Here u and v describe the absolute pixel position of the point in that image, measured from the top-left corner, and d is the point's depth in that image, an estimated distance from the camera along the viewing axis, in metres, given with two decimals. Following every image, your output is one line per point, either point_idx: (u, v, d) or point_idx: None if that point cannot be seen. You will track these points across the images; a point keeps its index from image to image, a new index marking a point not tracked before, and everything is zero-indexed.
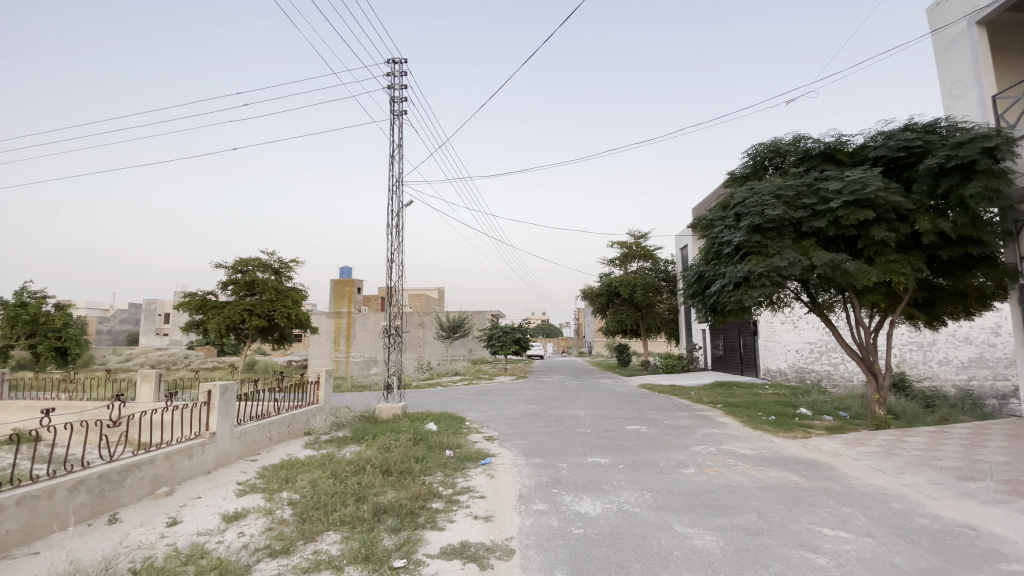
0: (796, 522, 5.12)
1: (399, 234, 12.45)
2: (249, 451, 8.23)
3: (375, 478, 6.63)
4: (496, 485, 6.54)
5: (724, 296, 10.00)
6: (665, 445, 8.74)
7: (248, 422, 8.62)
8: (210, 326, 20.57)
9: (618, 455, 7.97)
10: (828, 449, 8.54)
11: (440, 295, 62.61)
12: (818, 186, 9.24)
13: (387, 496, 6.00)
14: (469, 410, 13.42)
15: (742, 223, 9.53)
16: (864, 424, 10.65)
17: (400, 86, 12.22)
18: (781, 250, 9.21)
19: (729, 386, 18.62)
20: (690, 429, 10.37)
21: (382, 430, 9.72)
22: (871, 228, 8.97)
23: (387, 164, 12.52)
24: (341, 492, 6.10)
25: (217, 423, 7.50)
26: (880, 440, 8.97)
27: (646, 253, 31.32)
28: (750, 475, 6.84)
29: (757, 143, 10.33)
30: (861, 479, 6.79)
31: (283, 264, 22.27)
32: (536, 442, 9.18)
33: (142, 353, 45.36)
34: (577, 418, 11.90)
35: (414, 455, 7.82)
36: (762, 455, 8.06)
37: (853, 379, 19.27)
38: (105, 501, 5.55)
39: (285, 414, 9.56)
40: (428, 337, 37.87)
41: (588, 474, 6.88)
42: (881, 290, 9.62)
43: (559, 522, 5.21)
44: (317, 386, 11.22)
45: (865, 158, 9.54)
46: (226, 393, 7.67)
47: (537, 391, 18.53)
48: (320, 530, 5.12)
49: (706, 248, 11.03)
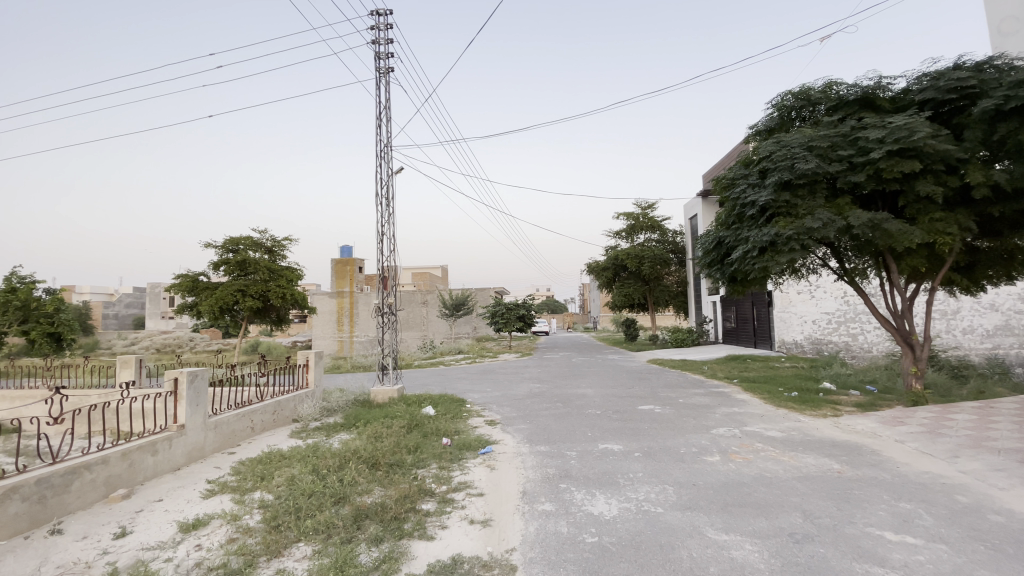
0: (850, 525, 4.35)
1: (389, 205, 11.55)
2: (226, 444, 7.50)
3: (360, 474, 5.87)
4: (496, 479, 5.76)
5: (747, 264, 9.05)
6: (682, 427, 7.94)
7: (226, 411, 7.87)
8: (203, 308, 19.84)
9: (632, 440, 7.17)
10: (864, 430, 7.71)
11: (443, 273, 61.74)
12: (854, 135, 8.19)
13: (372, 495, 5.26)
14: (470, 391, 12.66)
15: (769, 179, 8.53)
16: (899, 400, 9.75)
17: (386, 41, 11.12)
18: (813, 210, 8.22)
19: (744, 360, 17.82)
20: (709, 408, 9.55)
21: (375, 416, 8.97)
22: (914, 182, 7.95)
23: (374, 128, 11.54)
24: (319, 492, 5.33)
25: (185, 415, 6.74)
26: (921, 418, 8.15)
27: (653, 224, 30.24)
28: (784, 463, 6.04)
29: (783, 91, 9.25)
30: (910, 468, 5.99)
31: (276, 242, 21.39)
32: (541, 426, 8.40)
33: (148, 337, 45.06)
34: (585, 398, 11.12)
35: (406, 445, 7.05)
36: (792, 438, 7.25)
37: (872, 350, 18.41)
38: (45, 510, 4.84)
39: (270, 401, 8.79)
40: (432, 316, 37.11)
41: (600, 465, 6.08)
42: (922, 253, 8.65)
43: (568, 528, 4.42)
44: (307, 369, 10.40)
45: (907, 103, 8.44)
46: (195, 381, 6.89)
47: (543, 369, 17.78)
48: (287, 541, 4.35)
49: (726, 211, 10.04)
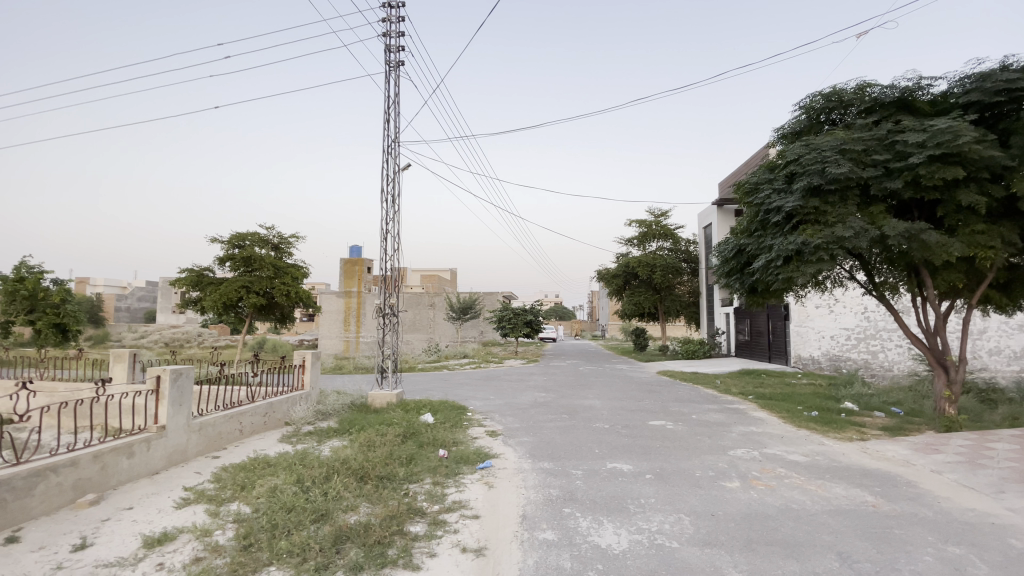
0: (894, 573, 3.81)
1: (395, 203, 11.14)
2: (210, 447, 7.09)
3: (347, 487, 5.41)
4: (494, 500, 5.27)
5: (770, 274, 8.50)
6: (697, 447, 7.38)
7: (213, 412, 7.46)
8: (207, 303, 19.58)
9: (643, 460, 6.64)
10: (895, 457, 7.12)
11: (453, 276, 61.44)
12: (891, 139, 7.64)
13: (358, 513, 4.81)
14: (473, 398, 12.17)
15: (797, 184, 7.99)
16: (931, 425, 9.06)
17: (397, 33, 10.75)
18: (844, 217, 7.66)
19: (759, 374, 17.18)
20: (725, 427, 8.97)
21: (371, 422, 8.53)
22: (955, 191, 7.39)
23: (383, 123, 11.17)
24: (299, 507, 4.85)
25: (167, 415, 6.33)
26: (956, 446, 7.53)
27: (666, 232, 29.67)
28: (811, 493, 5.49)
29: (812, 92, 8.72)
30: (953, 504, 5.40)
31: (283, 239, 21.14)
32: (545, 440, 7.88)
33: (157, 330, 45.10)
34: (592, 410, 10.57)
35: (399, 456, 6.56)
36: (817, 463, 6.68)
37: (893, 368, 17.65)
38: (5, 515, 4.44)
39: (261, 402, 8.38)
40: (439, 318, 36.64)
41: (608, 487, 5.56)
42: (959, 268, 8.07)
43: (572, 563, 3.91)
44: (303, 369, 9.98)
45: (948, 107, 7.86)
46: (180, 379, 6.51)
47: (550, 377, 17.27)
48: (257, 565, 3.88)
49: (748, 217, 9.48)
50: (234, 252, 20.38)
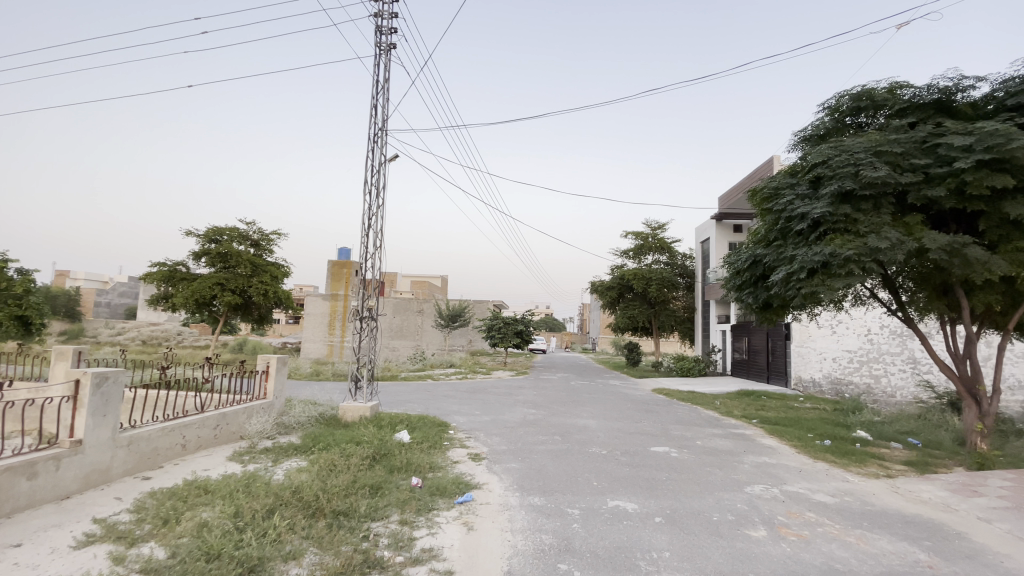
0: None
1: (379, 197, 10.19)
2: (141, 465, 6.03)
3: (295, 527, 4.41)
4: (473, 548, 4.30)
5: (791, 288, 7.64)
6: (709, 482, 6.45)
7: (149, 424, 6.41)
8: (178, 300, 18.40)
9: (649, 497, 5.70)
10: (933, 500, 6.24)
11: (444, 283, 60.53)
12: (931, 142, 6.90)
13: (301, 566, 3.82)
14: (456, 412, 11.17)
15: (826, 189, 7.19)
16: (959, 462, 8.19)
17: (390, 14, 9.89)
18: (878, 227, 6.86)
19: (759, 396, 16.38)
20: (735, 456, 8.05)
21: (338, 440, 7.51)
22: (1001, 202, 6.63)
23: (370, 110, 10.27)
24: (228, 554, 3.84)
25: (86, 427, 5.29)
26: (997, 488, 6.67)
27: (663, 245, 28.99)
28: (852, 548, 4.59)
29: (840, 91, 7.99)
30: (1020, 564, 4.53)
31: (263, 236, 20.12)
32: (536, 467, 6.91)
33: (135, 326, 43.23)
34: (587, 431, 9.61)
35: (363, 485, 5.55)
36: (849, 506, 5.78)
37: (895, 395, 16.82)
38: None
39: (212, 413, 7.34)
40: (427, 325, 35.30)
41: (611, 534, 4.59)
42: (998, 288, 7.30)
43: None
44: (266, 376, 8.91)
45: (990, 112, 7.14)
46: (104, 384, 5.49)
47: (540, 391, 16.32)
48: None
49: (766, 226, 8.66)
50: (210, 247, 19.30)
